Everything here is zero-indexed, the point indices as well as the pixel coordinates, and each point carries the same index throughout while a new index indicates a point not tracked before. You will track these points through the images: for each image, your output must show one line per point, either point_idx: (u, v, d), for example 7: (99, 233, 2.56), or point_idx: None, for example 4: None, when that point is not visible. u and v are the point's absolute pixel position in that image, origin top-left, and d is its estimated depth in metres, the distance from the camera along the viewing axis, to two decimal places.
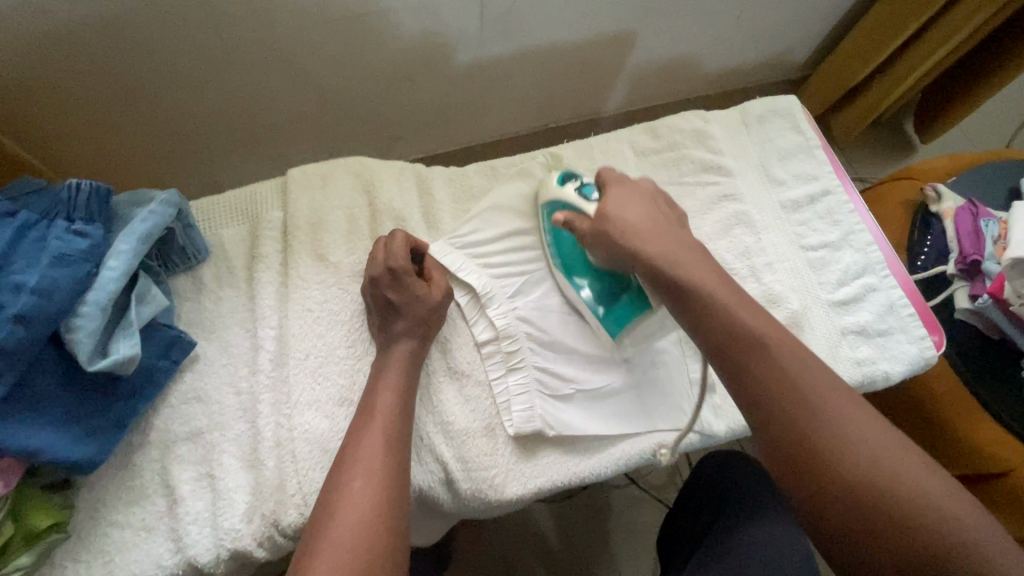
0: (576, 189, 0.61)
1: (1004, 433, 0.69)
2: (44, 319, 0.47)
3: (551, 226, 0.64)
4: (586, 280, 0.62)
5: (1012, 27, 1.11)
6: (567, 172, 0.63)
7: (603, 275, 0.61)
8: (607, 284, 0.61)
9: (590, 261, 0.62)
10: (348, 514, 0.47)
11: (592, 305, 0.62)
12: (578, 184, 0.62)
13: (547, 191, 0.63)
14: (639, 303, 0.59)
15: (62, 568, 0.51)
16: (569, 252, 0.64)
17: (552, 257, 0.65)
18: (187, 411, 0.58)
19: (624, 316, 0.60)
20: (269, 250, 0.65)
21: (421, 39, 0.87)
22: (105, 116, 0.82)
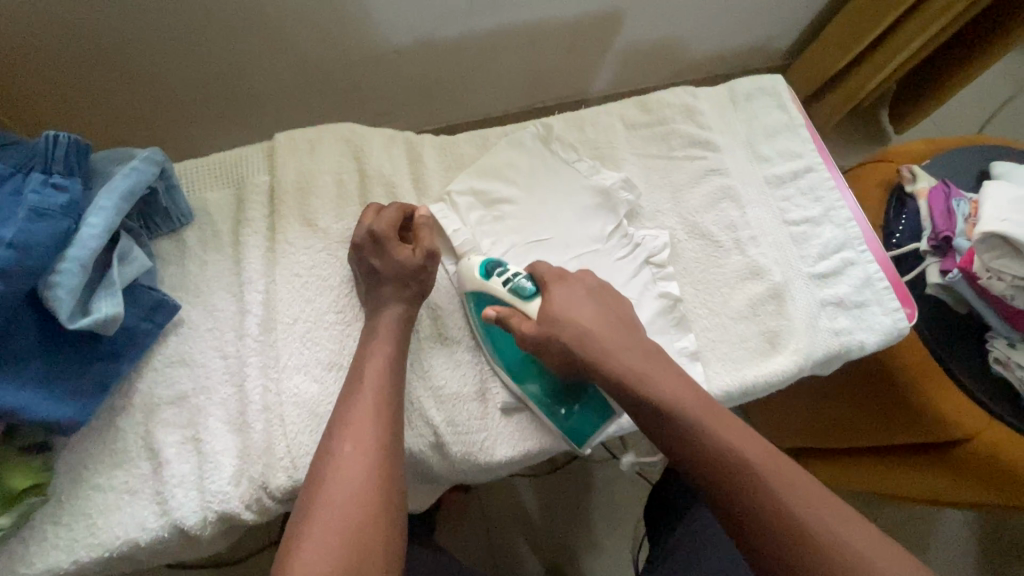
0: (508, 285, 0.58)
1: (967, 401, 0.73)
2: (21, 274, 0.45)
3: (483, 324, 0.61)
4: (532, 384, 0.59)
5: (984, 19, 1.15)
6: (491, 260, 0.60)
7: (552, 374, 0.60)
8: (559, 386, 0.60)
9: (534, 362, 0.60)
10: (341, 480, 0.47)
11: (549, 411, 0.59)
12: (508, 278, 0.58)
13: (474, 284, 0.60)
14: (599, 401, 0.60)
15: (41, 530, 0.50)
16: (508, 353, 0.60)
17: (492, 358, 0.61)
18: (171, 374, 0.56)
19: (586, 421, 0.60)
20: (256, 214, 0.63)
21: (411, 11, 0.86)
22: (80, 80, 0.79)
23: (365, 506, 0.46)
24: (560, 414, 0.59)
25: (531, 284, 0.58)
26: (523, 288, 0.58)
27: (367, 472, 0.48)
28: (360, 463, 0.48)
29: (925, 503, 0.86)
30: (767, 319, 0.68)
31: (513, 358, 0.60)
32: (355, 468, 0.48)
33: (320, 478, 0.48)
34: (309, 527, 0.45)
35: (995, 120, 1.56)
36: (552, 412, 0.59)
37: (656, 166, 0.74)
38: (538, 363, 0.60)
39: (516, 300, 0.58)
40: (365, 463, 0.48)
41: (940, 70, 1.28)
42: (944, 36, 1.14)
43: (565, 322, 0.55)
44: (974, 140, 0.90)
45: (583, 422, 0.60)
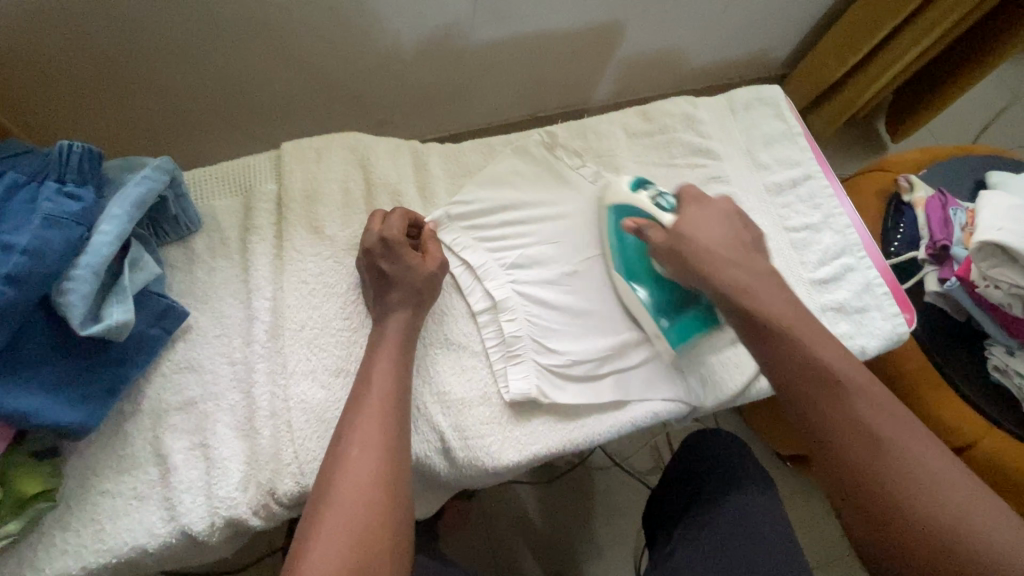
0: (651, 200, 0.63)
1: (966, 408, 0.74)
2: (35, 280, 0.46)
3: (615, 230, 0.67)
4: (647, 287, 0.65)
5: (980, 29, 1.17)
6: (640, 179, 0.65)
7: (670, 285, 0.64)
8: (672, 295, 0.65)
9: (656, 271, 0.64)
10: (348, 482, 0.48)
11: (654, 315, 0.65)
12: (652, 194, 0.64)
13: (616, 195, 0.65)
14: (706, 313, 0.65)
15: (48, 537, 0.50)
16: (631, 259, 0.66)
17: (615, 262, 0.67)
18: (180, 380, 0.57)
19: (689, 329, 0.65)
20: (263, 221, 0.64)
21: (416, 21, 0.88)
22: (89, 90, 0.80)
23: (373, 519, 0.46)
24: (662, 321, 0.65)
25: (673, 203, 0.63)
26: (661, 203, 0.63)
27: (376, 483, 0.48)
28: (366, 464, 0.49)
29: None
30: None
31: (637, 264, 0.66)
32: (364, 480, 0.48)
33: (328, 490, 0.48)
34: (317, 539, 0.45)
35: (989, 130, 1.59)
36: (654, 316, 0.65)
37: (658, 175, 0.75)
38: (659, 273, 0.65)
39: (653, 211, 0.62)
40: (374, 471, 0.48)
41: (935, 81, 1.30)
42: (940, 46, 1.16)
43: (694, 245, 0.59)
44: (969, 149, 0.92)
45: (685, 330, 0.64)
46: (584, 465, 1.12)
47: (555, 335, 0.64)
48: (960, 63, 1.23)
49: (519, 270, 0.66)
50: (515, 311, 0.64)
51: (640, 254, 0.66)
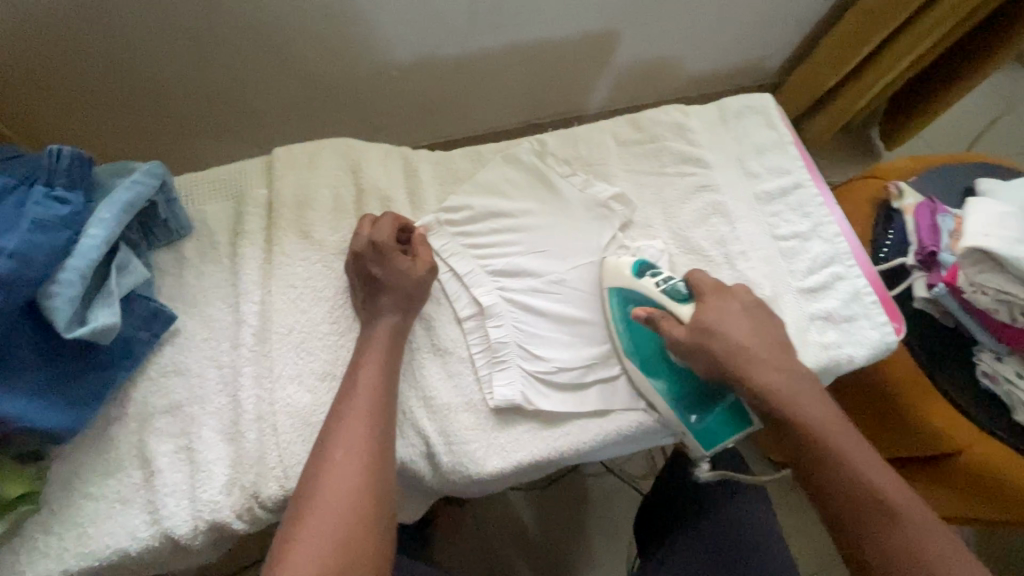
0: (659, 288, 0.62)
1: (955, 414, 0.74)
2: (21, 284, 0.46)
3: (622, 317, 0.64)
4: (667, 383, 0.62)
5: (974, 37, 1.19)
6: (643, 262, 0.64)
7: (690, 381, 0.62)
8: (697, 390, 0.62)
9: (674, 365, 0.62)
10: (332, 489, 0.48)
11: (681, 414, 0.62)
12: (658, 280, 0.62)
13: (622, 279, 0.64)
14: (738, 412, 0.61)
15: (30, 540, 0.50)
16: (647, 353, 0.63)
17: (627, 355, 0.64)
18: (166, 384, 0.57)
19: (719, 430, 0.61)
20: (253, 226, 0.64)
21: (411, 29, 0.89)
22: (84, 95, 0.81)
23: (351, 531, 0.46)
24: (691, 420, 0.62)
25: (683, 289, 0.62)
26: (676, 292, 0.61)
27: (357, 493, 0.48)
28: (352, 470, 0.49)
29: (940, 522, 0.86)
30: None
31: (652, 358, 0.63)
32: (344, 490, 0.48)
33: (307, 499, 0.47)
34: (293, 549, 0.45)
35: (984, 139, 1.59)
36: (681, 414, 0.62)
37: (648, 181, 0.75)
38: (677, 368, 0.62)
39: (665, 301, 0.61)
40: (357, 480, 0.48)
41: (930, 89, 1.31)
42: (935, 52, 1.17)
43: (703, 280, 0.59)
44: (960, 158, 0.92)
45: (715, 429, 0.61)
46: (577, 472, 1.12)
47: (541, 342, 0.64)
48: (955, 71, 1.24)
49: (507, 276, 0.67)
50: (501, 319, 0.64)
51: (656, 349, 0.63)
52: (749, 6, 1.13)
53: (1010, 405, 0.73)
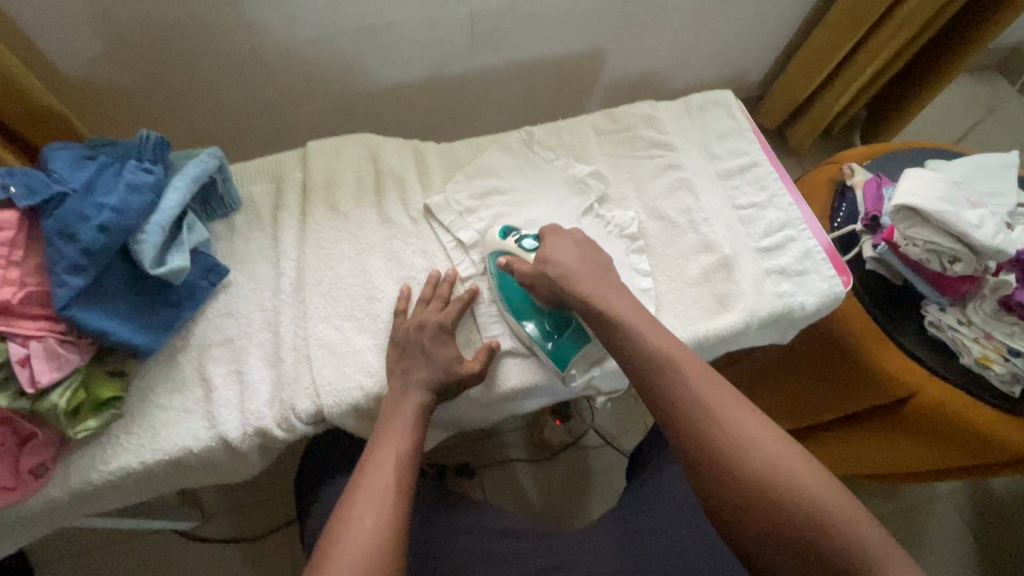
0: (517, 241, 0.72)
1: (908, 361, 0.83)
2: (119, 229, 0.59)
3: (495, 273, 0.73)
4: (529, 318, 0.71)
5: (940, 40, 1.32)
6: (509, 226, 0.75)
7: (545, 312, 0.71)
8: (551, 322, 0.71)
9: (533, 301, 0.71)
10: (355, 542, 0.51)
11: (541, 342, 0.70)
12: (517, 236, 0.73)
13: (493, 242, 0.74)
14: (580, 331, 0.71)
15: (114, 438, 0.62)
16: (513, 296, 0.72)
17: (501, 301, 0.72)
18: (221, 323, 0.70)
19: (568, 350, 0.70)
20: (291, 202, 0.78)
21: (423, 50, 1.04)
22: (150, 106, 0.98)
23: None
24: (549, 345, 0.70)
25: (533, 240, 0.72)
26: (526, 243, 0.71)
27: (383, 535, 0.52)
28: (374, 530, 0.52)
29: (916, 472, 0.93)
30: (718, 285, 0.79)
31: (515, 298, 0.72)
32: (371, 534, 0.51)
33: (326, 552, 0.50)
34: None
35: (965, 142, 1.69)
36: (541, 343, 0.70)
37: (623, 164, 0.88)
38: (535, 304, 0.71)
39: (518, 251, 0.71)
40: (377, 535, 0.51)
41: (907, 90, 1.43)
42: (902, 56, 1.30)
43: None
44: (912, 144, 1.03)
45: (566, 350, 0.70)
46: (578, 445, 1.20)
47: None
48: (925, 74, 1.37)
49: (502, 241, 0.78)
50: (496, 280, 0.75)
51: (518, 291, 0.72)
52: (721, 24, 1.28)
53: (956, 350, 0.82)
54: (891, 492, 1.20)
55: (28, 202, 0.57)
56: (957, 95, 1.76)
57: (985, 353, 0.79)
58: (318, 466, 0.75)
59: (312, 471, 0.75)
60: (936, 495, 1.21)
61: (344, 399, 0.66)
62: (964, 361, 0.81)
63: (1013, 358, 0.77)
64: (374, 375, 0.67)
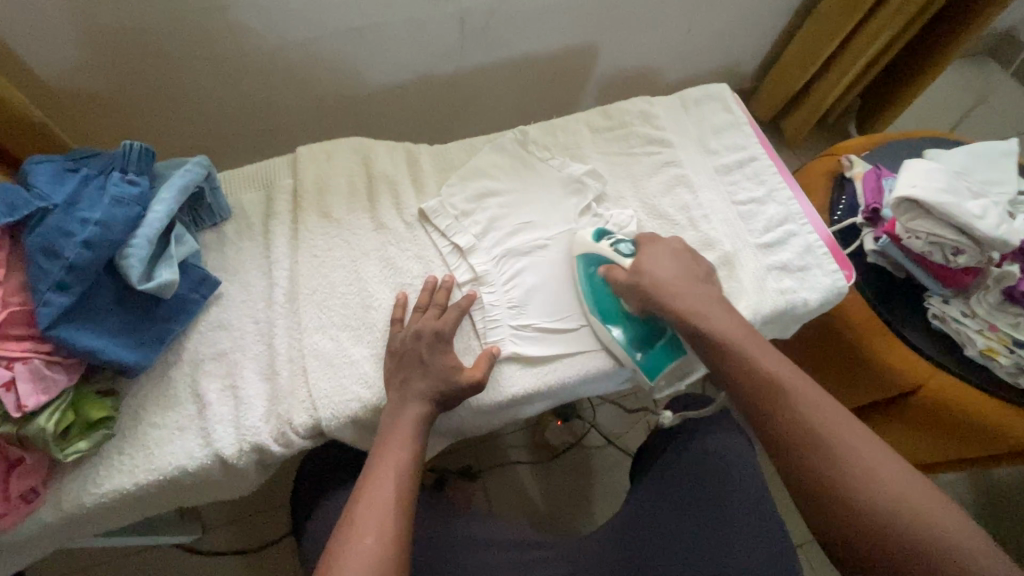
0: (612, 246, 0.72)
1: (911, 354, 0.82)
2: (103, 245, 0.58)
3: (586, 275, 0.74)
4: (619, 326, 0.71)
5: (934, 27, 1.31)
6: (602, 229, 0.75)
7: (638, 321, 0.71)
8: (644, 331, 0.71)
9: (625, 310, 0.71)
10: (356, 565, 0.49)
11: (631, 351, 0.71)
12: (612, 241, 0.73)
13: (585, 244, 0.74)
14: (675, 343, 0.71)
15: (107, 458, 0.60)
16: (606, 301, 0.72)
17: (591, 306, 0.73)
18: (213, 336, 0.68)
19: (662, 360, 0.71)
20: (281, 209, 0.77)
21: (413, 50, 1.02)
22: (135, 114, 0.96)
23: None
24: (638, 355, 0.71)
25: (631, 247, 0.72)
26: (623, 250, 0.72)
27: (383, 556, 0.50)
28: (376, 552, 0.50)
29: (918, 466, 0.93)
30: (720, 282, 0.78)
31: (606, 304, 0.72)
32: (371, 556, 0.50)
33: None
34: None
35: (959, 128, 1.68)
36: (630, 352, 0.71)
37: (619, 161, 0.87)
38: (627, 312, 0.71)
39: (615, 256, 0.71)
40: (379, 557, 0.50)
41: (901, 79, 1.42)
42: (897, 44, 1.29)
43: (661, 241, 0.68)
44: (909, 134, 1.02)
45: (659, 360, 0.71)
46: (581, 445, 1.19)
47: (528, 301, 0.74)
48: (920, 62, 1.36)
49: (499, 245, 0.77)
50: (493, 285, 0.74)
51: (612, 298, 0.72)
52: (714, 15, 1.26)
53: (960, 342, 0.80)
54: None
55: (7, 219, 0.55)
56: (951, 81, 1.76)
57: (990, 345, 0.78)
58: (317, 479, 0.74)
59: (311, 484, 0.74)
60: (940, 485, 1.20)
61: (342, 411, 0.64)
62: (968, 353, 0.80)
63: (1018, 350, 0.76)
64: (372, 386, 0.66)
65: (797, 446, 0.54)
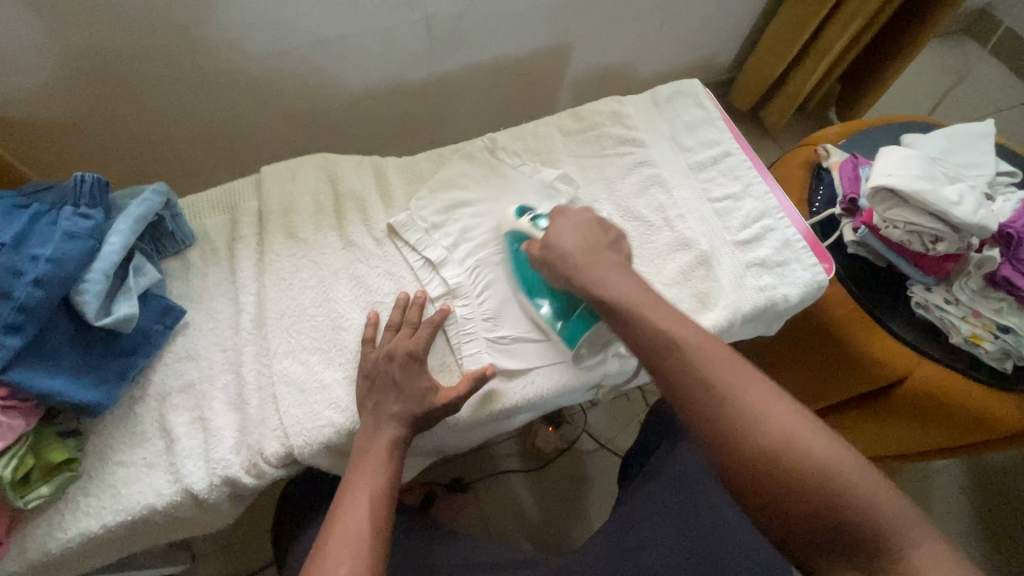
0: (529, 220, 0.73)
1: (897, 345, 0.81)
2: (57, 282, 0.56)
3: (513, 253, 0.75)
4: (541, 298, 0.71)
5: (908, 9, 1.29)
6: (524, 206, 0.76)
7: (556, 292, 0.71)
8: (563, 302, 0.71)
9: (544, 282, 0.71)
10: None
11: (552, 322, 0.71)
12: (531, 215, 0.74)
13: (508, 223, 0.75)
14: (589, 312, 0.69)
15: (73, 502, 0.59)
16: (528, 277, 0.73)
17: (515, 283, 0.74)
18: (181, 368, 0.66)
19: (578, 330, 0.69)
20: (247, 232, 0.75)
21: (381, 60, 1.00)
22: (97, 141, 0.94)
23: None
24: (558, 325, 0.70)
25: (545, 219, 0.73)
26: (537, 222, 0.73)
27: None
28: None
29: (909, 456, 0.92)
30: (698, 283, 0.77)
31: (529, 279, 0.73)
32: None
33: None
34: None
35: (940, 108, 1.67)
36: (552, 323, 0.71)
37: (591, 164, 0.85)
38: (547, 283, 0.71)
39: (531, 230, 0.73)
40: None
41: (879, 62, 1.41)
42: (872, 28, 1.28)
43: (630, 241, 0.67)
44: (886, 119, 1.01)
45: (577, 330, 0.69)
46: (573, 451, 1.18)
47: (503, 313, 0.72)
48: (896, 44, 1.35)
49: (471, 257, 0.75)
50: (467, 298, 0.72)
51: (533, 272, 0.73)
52: (686, 8, 1.24)
53: (945, 329, 0.80)
54: (890, 471, 1.18)
55: None
56: (930, 61, 1.75)
57: (975, 332, 0.77)
58: (297, 507, 0.72)
59: (291, 513, 0.72)
60: (936, 470, 1.20)
61: (314, 438, 0.63)
62: (953, 340, 0.79)
63: (1003, 335, 0.76)
64: (344, 410, 0.64)
65: (742, 458, 0.49)
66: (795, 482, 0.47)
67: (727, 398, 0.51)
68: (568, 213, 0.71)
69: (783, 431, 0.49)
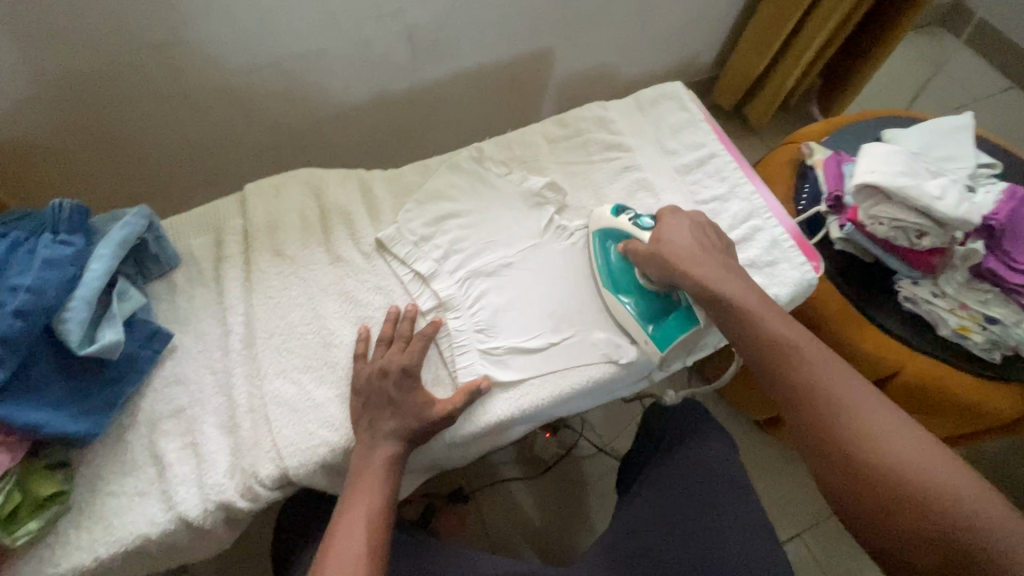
0: (631, 220, 0.75)
1: (886, 339, 0.81)
2: (38, 311, 0.54)
3: (603, 250, 0.76)
4: (631, 298, 0.73)
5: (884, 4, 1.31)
6: (620, 206, 0.77)
7: (653, 293, 0.73)
8: (656, 303, 0.73)
9: (641, 283, 0.73)
10: None
11: (642, 321, 0.72)
12: (631, 216, 0.75)
13: (603, 220, 0.76)
14: (687, 313, 0.71)
15: (64, 535, 0.57)
16: (621, 277, 0.74)
17: (605, 281, 0.75)
18: (169, 393, 0.65)
19: (672, 331, 0.71)
20: (233, 250, 0.74)
21: (364, 71, 1.00)
22: (78, 164, 0.92)
23: None
24: (649, 326, 0.72)
25: (648, 220, 0.75)
26: (641, 223, 0.74)
27: None
28: None
29: None
30: None
31: (621, 279, 0.74)
32: None
33: None
34: None
35: (919, 99, 1.69)
36: (642, 323, 0.72)
37: (578, 170, 0.85)
38: (643, 283, 0.73)
39: (634, 231, 0.74)
40: None
41: (858, 57, 1.43)
42: (849, 24, 1.29)
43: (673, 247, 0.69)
44: (867, 115, 1.02)
45: (671, 331, 0.71)
46: (572, 456, 1.18)
47: (495, 323, 0.72)
48: (874, 39, 1.36)
49: (462, 268, 0.75)
50: (459, 310, 0.72)
51: (629, 273, 0.75)
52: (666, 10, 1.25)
53: (933, 323, 0.80)
54: None
55: None
56: (908, 53, 1.77)
57: (962, 323, 0.78)
58: (294, 529, 0.71)
59: (288, 534, 0.71)
60: None
61: (309, 459, 0.62)
62: (942, 333, 0.80)
63: (990, 326, 0.77)
64: (338, 429, 0.63)
65: (821, 439, 0.51)
66: (867, 467, 0.48)
67: (836, 394, 0.53)
68: (674, 215, 0.74)
69: (883, 425, 0.50)
